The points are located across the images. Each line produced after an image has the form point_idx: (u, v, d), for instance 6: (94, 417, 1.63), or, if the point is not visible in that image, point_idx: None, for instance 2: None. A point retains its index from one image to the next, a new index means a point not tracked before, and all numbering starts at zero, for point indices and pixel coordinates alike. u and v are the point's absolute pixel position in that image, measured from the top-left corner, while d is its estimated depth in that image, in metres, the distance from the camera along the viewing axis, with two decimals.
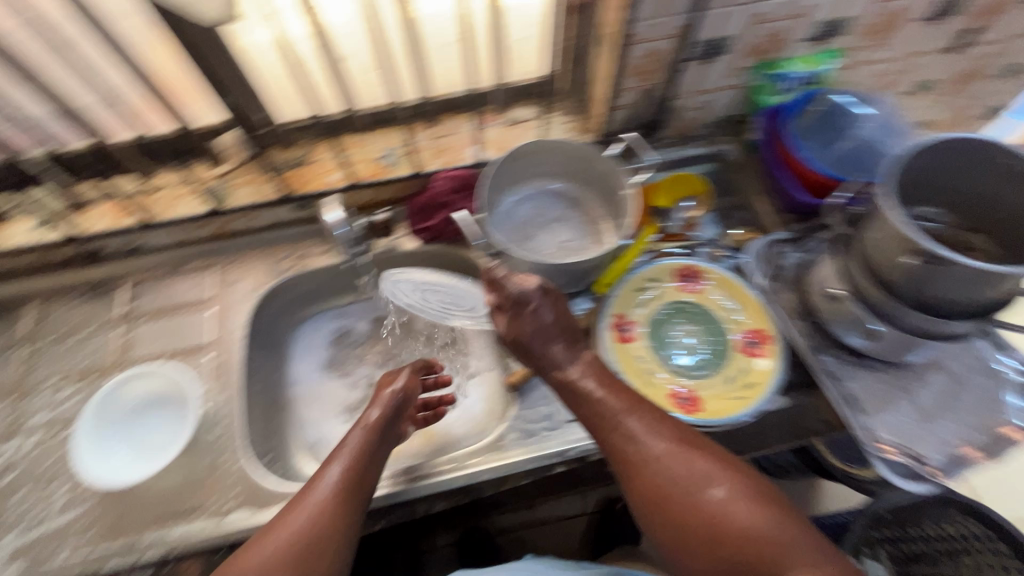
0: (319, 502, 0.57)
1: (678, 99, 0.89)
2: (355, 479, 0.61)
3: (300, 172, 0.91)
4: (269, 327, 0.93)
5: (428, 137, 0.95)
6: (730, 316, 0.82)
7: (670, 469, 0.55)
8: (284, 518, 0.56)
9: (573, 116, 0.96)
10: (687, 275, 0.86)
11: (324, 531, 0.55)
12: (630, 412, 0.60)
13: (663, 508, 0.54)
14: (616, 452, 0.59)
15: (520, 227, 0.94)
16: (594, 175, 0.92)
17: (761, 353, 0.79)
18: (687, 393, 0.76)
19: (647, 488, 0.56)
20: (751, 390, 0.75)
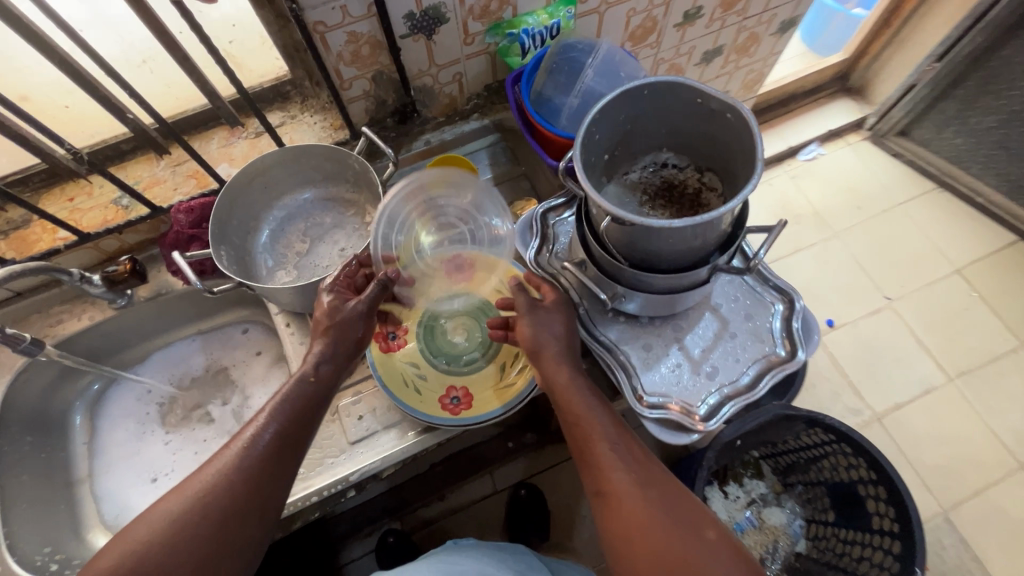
0: (241, 460, 0.57)
1: (421, 77, 0.83)
2: (285, 436, 0.60)
3: (24, 234, 0.81)
4: (39, 406, 0.85)
5: (168, 166, 0.86)
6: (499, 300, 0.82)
7: (623, 470, 0.60)
8: (202, 482, 0.55)
9: (327, 113, 0.89)
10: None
11: (241, 489, 0.56)
12: (603, 413, 0.65)
13: (613, 504, 0.58)
14: (586, 450, 0.63)
15: (292, 244, 0.88)
16: (357, 175, 0.86)
17: None
18: (459, 391, 0.76)
19: (603, 484, 0.60)
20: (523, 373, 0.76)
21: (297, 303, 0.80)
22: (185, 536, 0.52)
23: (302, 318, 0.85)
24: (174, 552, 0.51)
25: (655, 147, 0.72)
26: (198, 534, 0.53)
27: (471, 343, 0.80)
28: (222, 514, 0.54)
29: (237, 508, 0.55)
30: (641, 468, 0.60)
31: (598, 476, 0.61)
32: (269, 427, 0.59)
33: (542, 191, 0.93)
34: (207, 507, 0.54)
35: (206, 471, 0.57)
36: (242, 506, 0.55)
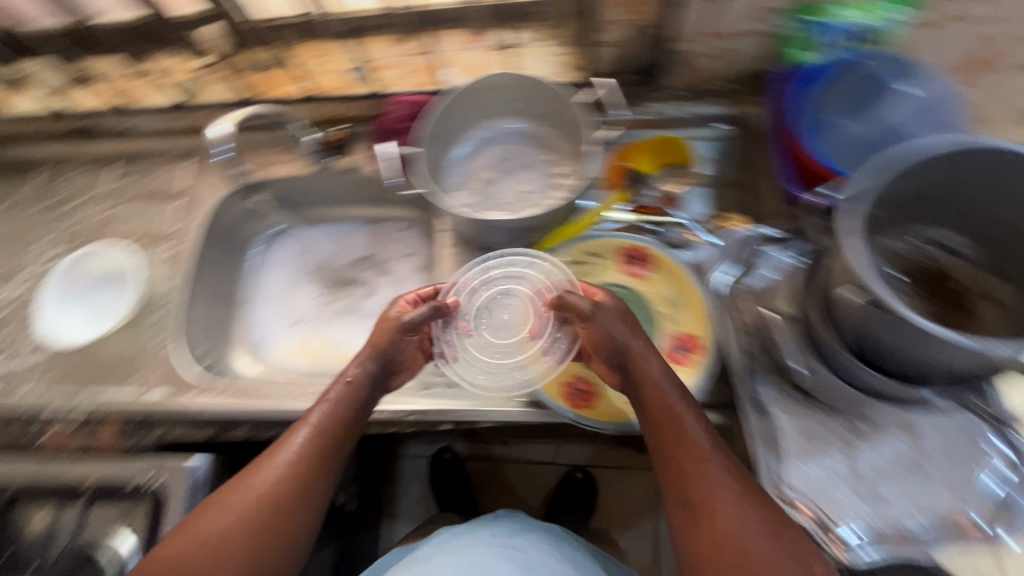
0: (278, 470, 0.56)
1: (684, 42, 0.73)
2: (321, 443, 0.58)
3: (271, 75, 0.89)
4: (234, 227, 0.96)
5: (404, 53, 0.87)
6: (667, 313, 0.72)
7: (709, 480, 0.51)
8: (236, 492, 0.54)
9: (567, 48, 0.83)
10: (635, 257, 0.75)
11: (274, 506, 0.54)
12: (694, 415, 0.56)
13: (699, 520, 0.50)
14: (671, 463, 0.54)
15: (482, 169, 0.86)
16: (569, 123, 0.81)
17: (687, 362, 0.69)
18: (584, 385, 0.72)
19: (688, 495, 0.51)
20: None
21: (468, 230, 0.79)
22: (237, 539, 0.52)
23: (467, 245, 0.86)
24: (203, 561, 0.50)
25: (936, 220, 0.56)
26: (228, 547, 0.51)
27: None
28: (253, 534, 0.52)
29: (275, 519, 0.53)
30: (731, 483, 0.51)
31: (683, 485, 0.52)
32: (307, 433, 0.58)
33: (756, 210, 0.80)
34: (229, 531, 0.52)
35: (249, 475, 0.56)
36: (293, 501, 0.55)
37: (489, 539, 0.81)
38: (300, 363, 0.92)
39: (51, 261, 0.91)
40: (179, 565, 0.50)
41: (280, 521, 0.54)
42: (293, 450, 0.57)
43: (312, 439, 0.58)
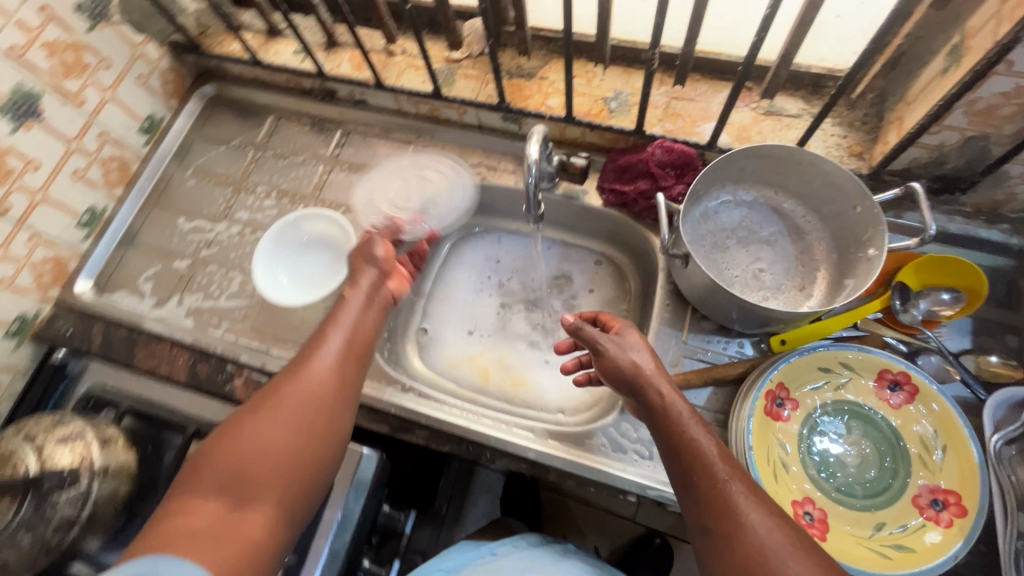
0: (320, 367, 0.61)
1: (1017, 165, 0.65)
2: (351, 343, 0.65)
3: (522, 84, 0.87)
4: None
5: (665, 94, 0.83)
6: (923, 456, 0.63)
7: (734, 498, 0.49)
8: (283, 387, 0.58)
9: (851, 132, 0.76)
10: (894, 381, 0.66)
11: (326, 397, 0.59)
12: (701, 430, 0.54)
13: (731, 544, 0.47)
14: (693, 475, 0.51)
15: (717, 232, 0.81)
16: (839, 213, 0.74)
17: (942, 521, 0.59)
18: (815, 511, 0.62)
19: (715, 517, 0.48)
20: (904, 555, 0.58)
21: (700, 297, 0.74)
22: (246, 485, 0.51)
23: (682, 306, 0.79)
24: (265, 450, 0.54)
25: None
26: (285, 432, 0.55)
27: (856, 473, 0.64)
28: (308, 429, 0.56)
29: (286, 467, 0.54)
30: (753, 495, 0.49)
31: (710, 507, 0.49)
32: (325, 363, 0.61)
33: None
34: (278, 424, 0.55)
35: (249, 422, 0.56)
36: (298, 446, 0.55)
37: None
38: (468, 376, 0.90)
39: (264, 211, 0.93)
40: (235, 455, 0.53)
41: (292, 462, 0.54)
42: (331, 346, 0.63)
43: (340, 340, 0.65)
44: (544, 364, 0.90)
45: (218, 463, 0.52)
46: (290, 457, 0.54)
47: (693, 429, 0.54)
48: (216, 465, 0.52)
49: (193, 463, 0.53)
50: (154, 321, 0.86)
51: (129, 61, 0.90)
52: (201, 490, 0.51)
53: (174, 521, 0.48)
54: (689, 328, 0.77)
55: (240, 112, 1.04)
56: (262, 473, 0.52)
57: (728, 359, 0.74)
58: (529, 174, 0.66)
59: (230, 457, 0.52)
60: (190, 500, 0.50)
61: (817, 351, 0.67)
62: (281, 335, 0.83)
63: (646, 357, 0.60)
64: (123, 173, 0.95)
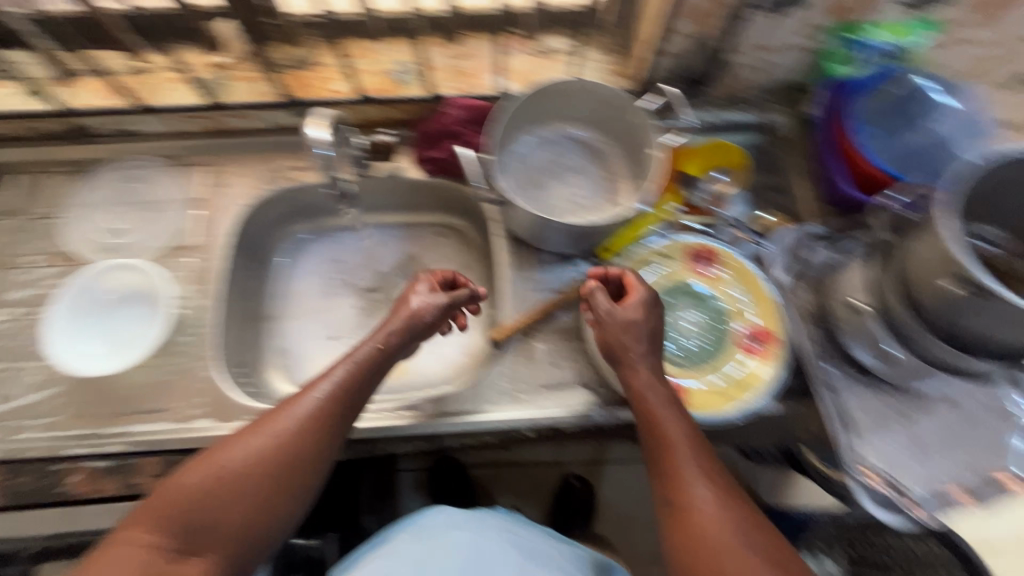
0: (300, 412, 0.60)
1: (735, 54, 0.78)
2: (344, 394, 0.63)
3: (303, 75, 0.84)
4: (258, 238, 0.90)
5: (447, 55, 0.85)
6: (738, 307, 0.76)
7: (696, 486, 0.55)
8: (263, 431, 0.59)
9: (613, 56, 0.85)
10: (701, 257, 0.79)
11: (292, 440, 0.58)
12: (689, 431, 0.60)
13: (679, 519, 0.55)
14: (660, 455, 0.59)
15: (532, 173, 0.86)
16: (623, 128, 0.83)
17: (763, 353, 0.73)
18: (674, 382, 0.71)
19: (674, 498, 0.56)
20: (743, 390, 0.70)
21: (533, 234, 0.80)
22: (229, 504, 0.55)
23: (522, 248, 0.84)
24: (219, 490, 0.55)
25: None
26: (245, 485, 0.56)
27: (694, 339, 0.75)
28: (264, 479, 0.57)
29: (269, 493, 0.56)
30: (717, 489, 0.56)
31: (670, 485, 0.57)
32: (326, 385, 0.62)
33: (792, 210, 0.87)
34: (245, 454, 0.57)
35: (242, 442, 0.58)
36: (286, 481, 0.57)
37: (472, 533, 0.77)
38: None
39: (45, 283, 0.80)
40: (196, 496, 0.55)
41: (281, 494, 0.57)
42: (332, 390, 0.62)
43: (339, 379, 0.63)
44: (417, 342, 0.90)
45: (172, 500, 0.54)
46: (259, 478, 0.56)
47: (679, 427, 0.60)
48: (196, 484, 0.55)
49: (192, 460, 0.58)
50: None
51: None
52: (145, 523, 0.53)
53: (116, 549, 0.52)
54: (534, 265, 0.83)
55: None
56: (216, 522, 0.54)
57: (573, 280, 0.82)
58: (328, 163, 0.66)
59: (184, 498, 0.54)
60: (127, 534, 0.53)
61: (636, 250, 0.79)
62: (113, 411, 0.73)
63: (651, 347, 0.64)
64: None
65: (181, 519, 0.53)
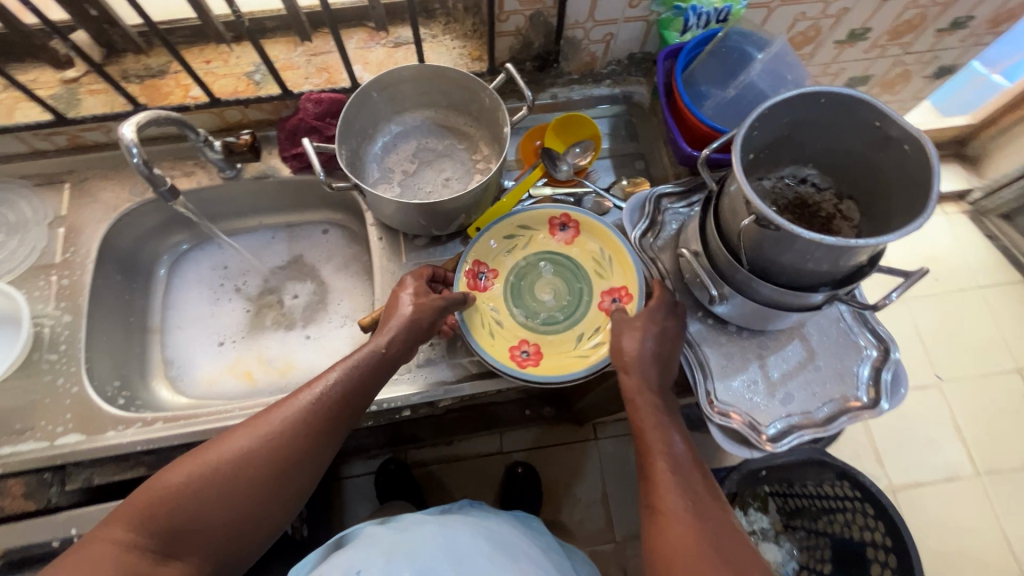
0: (297, 410, 0.61)
1: (574, 29, 0.81)
2: (348, 395, 0.64)
3: (157, 83, 0.83)
4: (133, 251, 0.89)
5: (304, 53, 0.86)
6: (596, 271, 0.81)
7: (680, 491, 0.61)
8: (263, 430, 0.59)
9: (467, 40, 0.88)
10: (561, 224, 0.83)
11: (289, 441, 0.59)
12: (680, 443, 0.66)
13: (658, 518, 0.60)
14: (647, 456, 0.65)
15: (401, 161, 0.88)
16: (481, 109, 0.85)
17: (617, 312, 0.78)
18: (530, 347, 0.77)
19: (657, 502, 0.62)
20: (595, 350, 0.76)
21: (397, 220, 0.81)
22: (209, 511, 0.55)
23: (395, 235, 0.86)
24: (219, 492, 0.56)
25: (800, 160, 0.69)
26: (238, 488, 0.57)
27: (556, 305, 0.81)
28: (256, 489, 0.58)
29: (254, 507, 0.58)
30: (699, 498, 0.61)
31: (655, 488, 0.63)
32: (338, 392, 0.63)
33: (656, 174, 0.91)
34: (224, 460, 0.57)
35: (227, 447, 0.58)
36: (274, 494, 0.59)
37: (436, 525, 0.75)
38: (234, 385, 0.86)
39: None
40: (187, 492, 0.55)
41: (263, 506, 0.59)
42: (330, 392, 0.63)
43: (344, 380, 0.64)
44: (305, 339, 0.90)
45: (162, 494, 0.54)
46: (246, 494, 0.57)
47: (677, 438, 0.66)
48: (177, 487, 0.55)
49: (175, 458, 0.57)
50: None
51: None
52: (121, 519, 0.53)
53: (93, 541, 0.52)
54: (407, 250, 0.85)
55: None
56: (201, 523, 0.55)
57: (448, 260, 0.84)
58: (133, 158, 0.64)
59: (173, 495, 0.55)
60: (109, 529, 0.53)
61: (499, 222, 0.81)
62: None
63: (658, 351, 0.68)
64: None
65: (170, 522, 0.53)
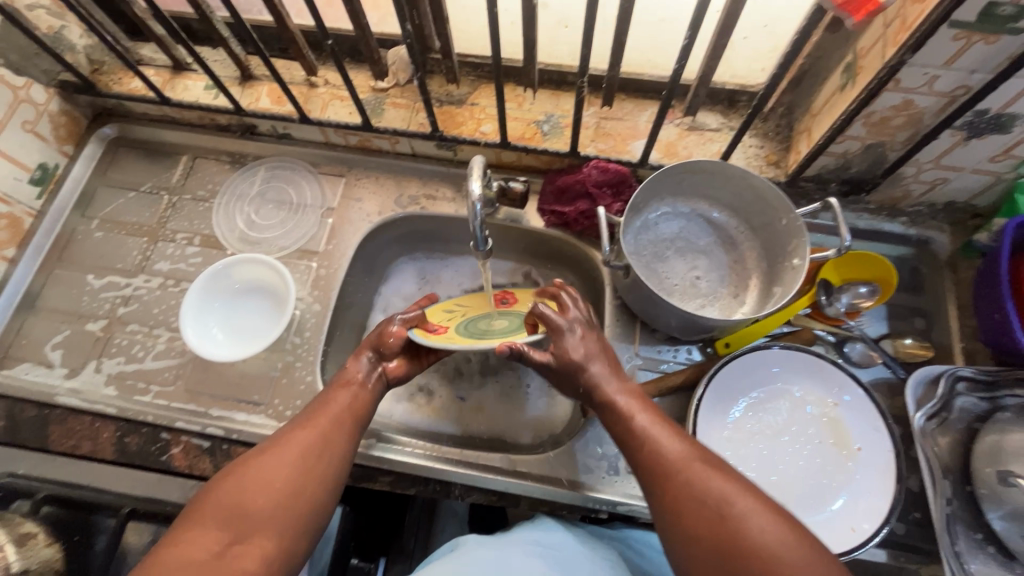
0: (319, 421, 0.60)
1: (910, 166, 0.71)
2: (358, 400, 0.64)
3: (453, 111, 0.86)
4: (375, 254, 0.92)
5: (595, 114, 0.85)
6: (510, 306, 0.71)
7: (700, 479, 0.52)
8: (291, 432, 0.58)
9: (767, 141, 0.82)
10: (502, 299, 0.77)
11: (321, 442, 0.58)
12: (655, 423, 0.58)
13: (695, 524, 0.50)
14: (656, 469, 0.54)
15: (658, 244, 0.83)
16: (767, 224, 0.79)
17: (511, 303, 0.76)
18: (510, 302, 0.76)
19: (675, 509, 0.51)
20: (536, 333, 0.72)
21: (643, 307, 0.75)
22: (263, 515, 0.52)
23: (632, 319, 0.80)
24: (257, 484, 0.54)
25: None
26: (282, 470, 0.55)
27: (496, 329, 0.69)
28: (290, 474, 0.55)
29: (290, 488, 0.54)
30: (709, 470, 0.52)
31: (665, 484, 0.53)
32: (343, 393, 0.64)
33: (935, 340, 0.78)
34: (256, 486, 0.54)
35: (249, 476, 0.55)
36: (308, 466, 0.56)
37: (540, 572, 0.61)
38: (421, 415, 0.84)
39: (188, 260, 0.87)
40: (230, 492, 0.53)
41: (304, 483, 0.55)
42: (338, 399, 0.63)
43: (349, 389, 0.64)
44: (505, 396, 0.85)
45: (193, 534, 0.51)
46: (278, 486, 0.54)
47: (647, 422, 0.58)
48: (214, 509, 0.52)
49: (198, 497, 0.55)
50: (68, 394, 0.77)
51: (11, 106, 0.81)
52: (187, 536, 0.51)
53: (177, 546, 0.49)
54: (640, 339, 0.79)
55: (148, 153, 0.96)
56: (257, 513, 0.52)
57: (679, 365, 0.77)
58: (472, 211, 0.62)
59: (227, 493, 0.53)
60: (193, 533, 0.50)
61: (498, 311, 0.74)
62: (220, 393, 0.78)
63: (597, 358, 0.63)
64: (14, 231, 0.85)
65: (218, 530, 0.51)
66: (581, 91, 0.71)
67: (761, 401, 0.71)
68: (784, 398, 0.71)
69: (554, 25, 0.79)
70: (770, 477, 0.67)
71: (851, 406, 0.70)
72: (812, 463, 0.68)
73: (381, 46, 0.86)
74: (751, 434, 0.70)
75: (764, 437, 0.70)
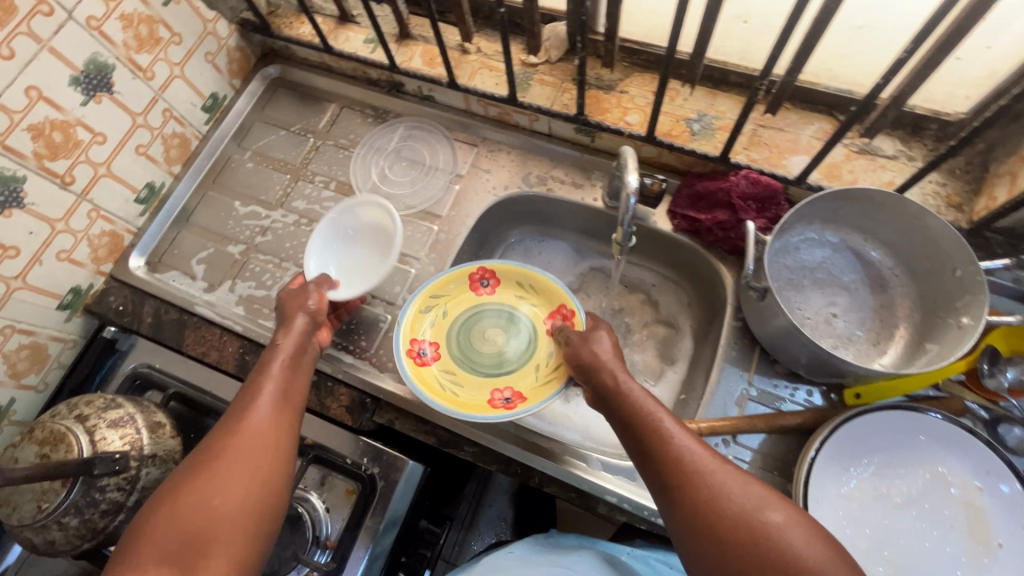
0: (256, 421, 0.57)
1: None
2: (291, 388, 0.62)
3: (601, 96, 0.83)
4: (492, 227, 0.93)
5: (754, 121, 0.79)
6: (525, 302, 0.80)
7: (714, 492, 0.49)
8: (228, 437, 0.55)
9: (951, 179, 0.72)
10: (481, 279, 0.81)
11: (267, 445, 0.56)
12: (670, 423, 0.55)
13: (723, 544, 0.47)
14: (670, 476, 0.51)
15: (795, 271, 0.77)
16: (934, 272, 0.70)
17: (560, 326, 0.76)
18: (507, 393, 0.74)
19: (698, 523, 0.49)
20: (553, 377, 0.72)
21: (770, 336, 0.70)
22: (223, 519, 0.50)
23: (752, 345, 0.75)
24: (211, 498, 0.51)
25: None
26: (241, 483, 0.52)
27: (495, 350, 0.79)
28: (243, 482, 0.52)
29: (249, 495, 0.52)
30: (732, 476, 0.50)
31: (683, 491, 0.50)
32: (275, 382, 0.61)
33: None
34: (206, 502, 0.51)
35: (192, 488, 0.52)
36: (260, 470, 0.54)
37: None
38: None
39: (322, 203, 0.92)
40: (180, 509, 0.50)
41: (260, 489, 0.53)
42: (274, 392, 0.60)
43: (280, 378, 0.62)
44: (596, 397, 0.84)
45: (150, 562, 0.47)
46: (230, 497, 0.51)
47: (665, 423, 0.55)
48: (167, 529, 0.49)
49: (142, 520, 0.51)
50: (205, 306, 0.85)
51: (199, 37, 0.88)
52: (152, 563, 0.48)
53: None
54: (757, 368, 0.74)
55: (302, 96, 1.01)
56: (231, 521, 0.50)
57: (796, 405, 0.71)
58: (624, 203, 0.61)
59: (180, 516, 0.49)
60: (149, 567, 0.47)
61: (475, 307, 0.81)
62: None
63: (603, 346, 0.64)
64: (182, 150, 0.93)
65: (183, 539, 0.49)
66: (753, 94, 0.66)
67: (890, 465, 0.64)
68: (918, 469, 0.64)
69: (732, 19, 0.73)
70: (884, 551, 0.61)
71: (1002, 498, 0.61)
72: (938, 546, 0.61)
73: (541, 20, 0.85)
74: (871, 498, 0.63)
75: (885, 506, 0.63)
